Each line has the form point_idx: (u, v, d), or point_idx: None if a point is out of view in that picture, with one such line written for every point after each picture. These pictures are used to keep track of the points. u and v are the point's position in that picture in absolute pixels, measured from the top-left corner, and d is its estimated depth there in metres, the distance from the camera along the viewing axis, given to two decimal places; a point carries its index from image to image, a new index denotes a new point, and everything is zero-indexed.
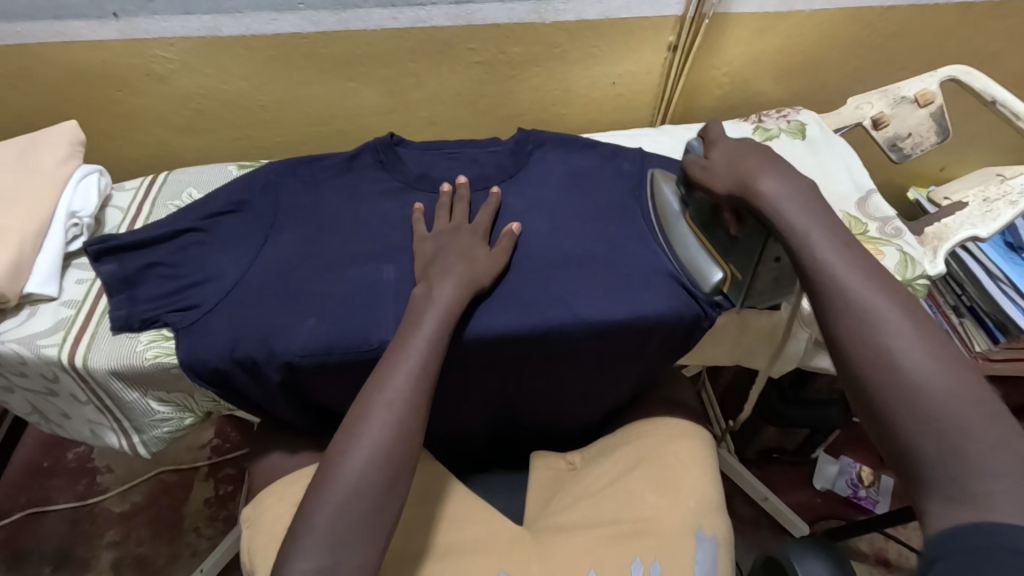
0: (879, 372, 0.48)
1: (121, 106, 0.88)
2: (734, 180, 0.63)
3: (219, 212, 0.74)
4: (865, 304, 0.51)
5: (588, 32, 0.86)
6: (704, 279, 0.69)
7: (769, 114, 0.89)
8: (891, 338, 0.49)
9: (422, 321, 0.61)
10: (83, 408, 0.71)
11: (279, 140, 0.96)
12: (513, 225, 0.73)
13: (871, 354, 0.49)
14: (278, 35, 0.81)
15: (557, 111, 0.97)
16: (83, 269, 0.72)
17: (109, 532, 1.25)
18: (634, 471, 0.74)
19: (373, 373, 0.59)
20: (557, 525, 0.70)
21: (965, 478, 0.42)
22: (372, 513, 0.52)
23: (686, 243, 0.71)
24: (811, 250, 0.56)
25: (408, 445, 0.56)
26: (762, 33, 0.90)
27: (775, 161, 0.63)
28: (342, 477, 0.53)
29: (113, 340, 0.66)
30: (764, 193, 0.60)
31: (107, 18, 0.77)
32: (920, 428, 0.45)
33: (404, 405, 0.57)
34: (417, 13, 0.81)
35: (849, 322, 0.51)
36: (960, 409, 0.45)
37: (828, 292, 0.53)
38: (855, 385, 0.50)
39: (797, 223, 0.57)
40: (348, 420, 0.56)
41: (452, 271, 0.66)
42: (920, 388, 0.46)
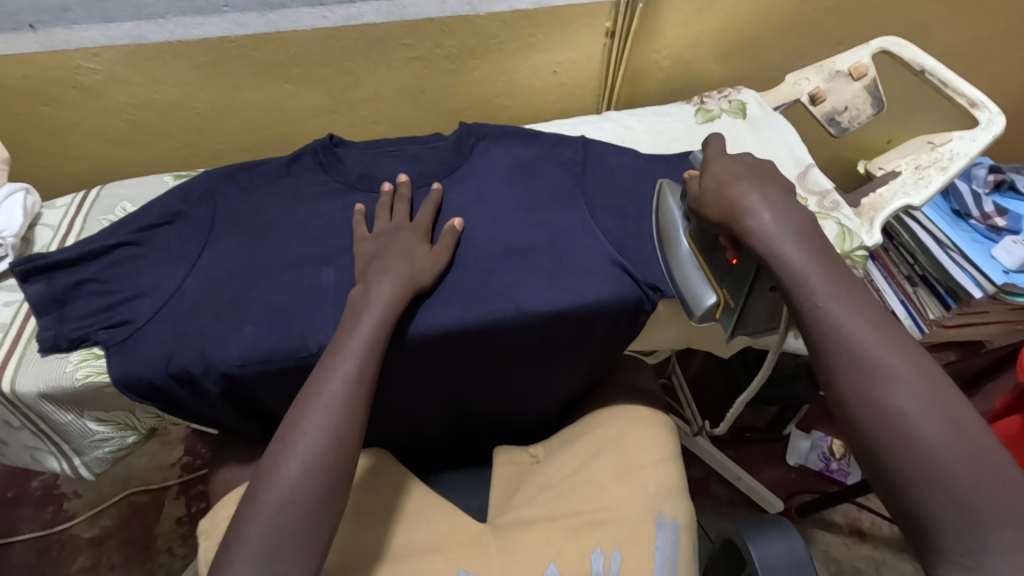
0: (887, 434, 0.44)
1: (51, 122, 0.85)
2: (724, 209, 0.59)
3: (154, 224, 0.73)
4: (869, 355, 0.47)
5: (523, 22, 0.85)
6: (697, 304, 0.63)
7: (712, 95, 0.90)
8: (903, 401, 0.45)
9: (359, 323, 0.61)
10: (19, 434, 0.69)
11: (220, 147, 0.94)
12: (454, 221, 0.72)
13: (876, 410, 0.45)
14: (206, 40, 0.79)
15: (501, 103, 0.97)
16: (10, 291, 0.70)
17: (79, 559, 1.22)
18: (594, 460, 0.73)
19: (309, 380, 0.58)
20: (520, 518, 0.69)
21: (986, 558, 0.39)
22: (311, 521, 0.51)
23: (686, 265, 0.65)
24: (811, 295, 0.51)
25: (346, 450, 0.55)
26: (698, 14, 0.90)
27: (767, 186, 0.59)
28: (277, 485, 0.52)
29: (41, 362, 0.64)
30: (752, 225, 0.56)
31: (24, 30, 0.74)
32: (940, 503, 0.41)
33: (339, 411, 0.55)
34: (348, 10, 0.79)
35: (848, 374, 0.47)
36: (979, 483, 0.41)
37: (827, 339, 0.49)
38: (862, 447, 0.46)
39: (793, 262, 0.53)
40: (284, 427, 0.55)
41: (389, 270, 0.65)
42: (933, 455, 0.42)
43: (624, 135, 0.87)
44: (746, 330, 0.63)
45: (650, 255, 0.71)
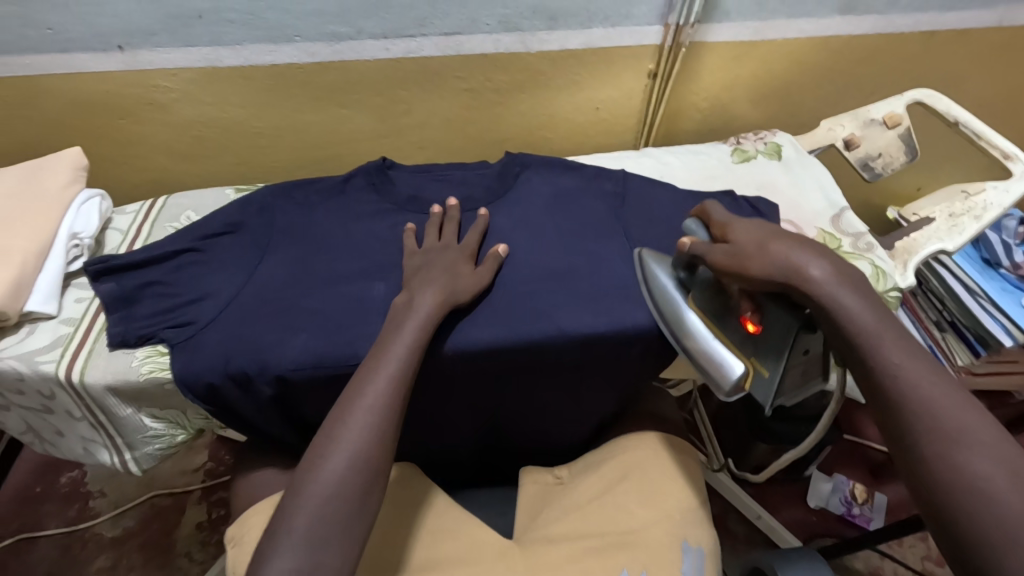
0: (967, 493, 0.44)
1: (122, 134, 0.91)
2: (772, 265, 0.58)
3: (216, 233, 0.77)
4: (938, 410, 0.48)
5: (571, 61, 0.90)
6: (725, 377, 0.62)
7: (748, 136, 0.94)
8: (973, 454, 0.45)
9: (402, 330, 0.64)
10: (78, 425, 0.72)
11: (275, 165, 0.99)
12: (499, 247, 0.75)
13: (955, 472, 0.45)
14: (276, 65, 0.85)
15: (542, 135, 1.01)
16: (82, 288, 0.75)
17: (100, 558, 1.24)
18: (621, 483, 0.74)
19: (353, 381, 0.60)
20: (546, 536, 0.69)
21: None
22: (350, 514, 0.54)
23: (699, 334, 0.64)
24: (885, 360, 0.52)
25: (386, 449, 0.57)
26: (737, 59, 0.95)
27: (806, 243, 0.60)
28: (321, 477, 0.54)
29: (110, 356, 0.68)
30: (812, 277, 0.56)
31: (112, 51, 0.80)
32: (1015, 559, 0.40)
33: (379, 410, 0.58)
34: (408, 44, 0.85)
35: (926, 438, 0.47)
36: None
37: (902, 404, 0.50)
38: (928, 500, 0.46)
39: (865, 326, 0.54)
40: (328, 424, 0.58)
41: (433, 283, 0.68)
42: (1014, 516, 0.42)
43: (662, 170, 0.91)
44: (783, 395, 0.60)
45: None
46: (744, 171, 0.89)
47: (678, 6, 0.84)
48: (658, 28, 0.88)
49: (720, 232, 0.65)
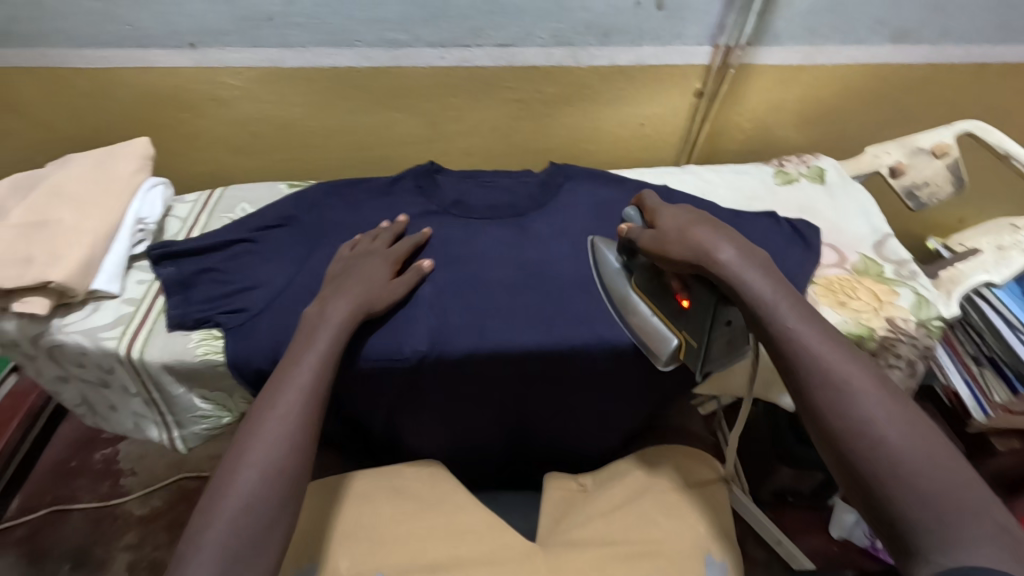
0: (859, 438, 0.48)
1: (185, 127, 0.95)
2: (689, 249, 0.60)
3: (270, 225, 0.80)
4: (843, 382, 0.50)
5: (619, 76, 0.92)
6: (660, 347, 0.64)
7: (791, 159, 0.95)
8: (862, 402, 0.49)
9: (315, 339, 0.63)
10: (131, 401, 0.76)
11: (325, 163, 1.03)
12: (424, 261, 0.73)
13: (850, 421, 0.48)
14: (335, 68, 0.88)
15: (585, 147, 1.03)
16: (143, 271, 0.78)
17: (127, 535, 1.22)
18: (646, 496, 0.72)
19: (260, 400, 0.58)
20: (570, 539, 0.69)
21: (946, 539, 0.42)
22: (268, 522, 0.51)
23: (637, 309, 0.66)
24: (779, 322, 0.54)
25: (304, 454, 0.56)
26: (784, 82, 0.96)
27: (722, 229, 0.62)
28: (232, 495, 0.51)
29: (168, 337, 0.71)
30: (721, 262, 0.58)
31: (185, 48, 0.84)
32: (905, 496, 0.44)
33: (296, 419, 0.56)
34: (463, 53, 0.88)
35: (823, 392, 0.50)
36: (950, 489, 0.44)
37: (801, 364, 0.52)
38: (830, 447, 0.49)
39: (761, 293, 0.55)
40: (234, 447, 0.55)
41: (347, 291, 0.68)
42: (901, 456, 0.46)
43: (704, 188, 0.92)
44: (712, 365, 0.62)
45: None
46: (787, 192, 0.90)
47: (728, 27, 0.87)
48: (707, 48, 0.89)
49: (649, 216, 0.67)
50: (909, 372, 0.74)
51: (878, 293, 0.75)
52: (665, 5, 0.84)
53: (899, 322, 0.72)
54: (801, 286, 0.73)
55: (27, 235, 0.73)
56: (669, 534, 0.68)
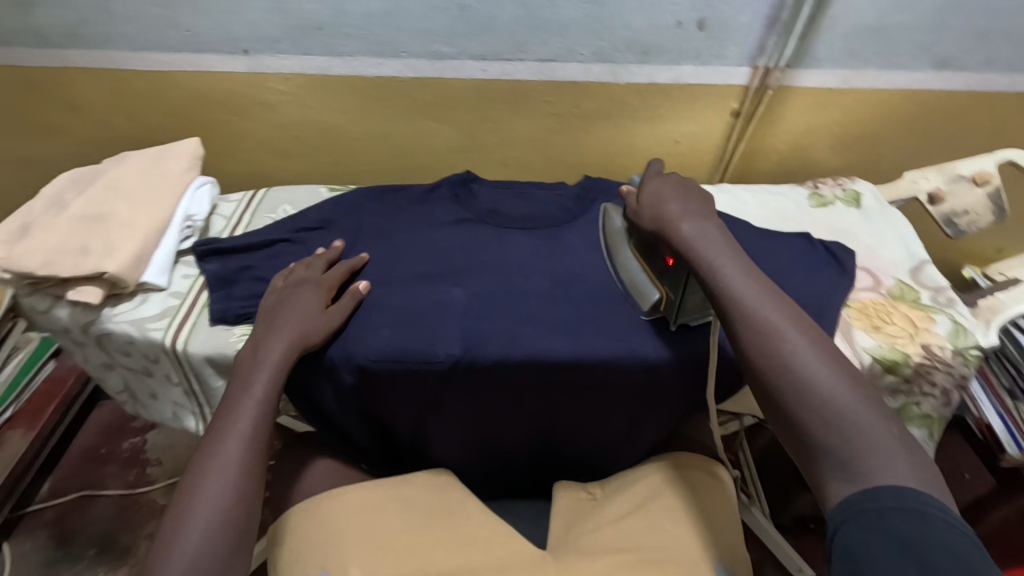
0: (778, 374, 0.52)
1: (233, 129, 0.99)
2: (654, 218, 0.66)
3: (310, 227, 0.82)
4: (769, 323, 0.54)
5: (656, 94, 0.93)
6: (643, 299, 0.70)
7: (826, 181, 0.95)
8: (784, 340, 0.53)
9: (251, 385, 0.62)
10: (172, 390, 0.79)
11: (364, 169, 1.05)
12: (358, 284, 0.73)
13: (771, 359, 0.52)
14: (380, 77, 0.91)
15: (619, 162, 1.04)
16: (189, 266, 0.81)
17: (151, 523, 1.24)
18: (652, 501, 0.68)
19: (197, 460, 0.57)
20: (581, 550, 0.64)
21: (851, 459, 0.46)
22: (220, 570, 0.52)
23: (627, 259, 0.72)
24: (716, 276, 0.58)
25: (249, 506, 0.56)
26: (821, 105, 0.96)
27: (679, 196, 0.67)
28: (176, 557, 0.51)
29: (210, 330, 0.74)
30: (679, 229, 0.63)
31: (238, 54, 0.88)
32: (817, 420, 0.49)
33: (239, 472, 0.56)
34: (504, 67, 0.90)
35: (749, 335, 0.54)
36: (861, 413, 0.48)
37: (732, 313, 0.56)
38: (758, 385, 0.53)
39: (704, 253, 0.60)
40: (173, 510, 0.54)
41: (281, 331, 0.67)
42: (815, 387, 0.50)
43: (738, 207, 0.92)
44: (685, 316, 0.70)
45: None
46: (822, 215, 0.90)
47: (768, 49, 0.87)
48: (746, 69, 0.90)
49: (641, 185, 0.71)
50: (943, 401, 0.74)
51: (914, 319, 0.74)
52: (706, 26, 0.85)
53: (934, 350, 0.71)
54: (838, 308, 0.73)
55: (83, 228, 0.77)
56: (680, 547, 0.64)
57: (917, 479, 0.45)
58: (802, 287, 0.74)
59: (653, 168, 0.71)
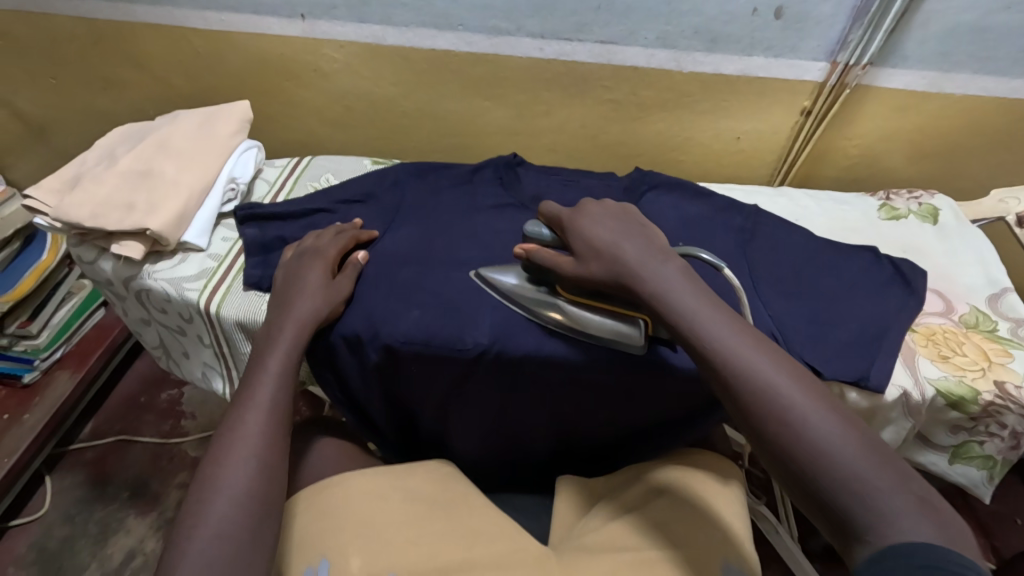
0: (780, 432, 0.44)
1: (285, 96, 0.99)
2: (605, 265, 0.59)
3: (350, 200, 0.81)
4: (761, 378, 0.47)
5: (722, 85, 0.88)
6: (631, 338, 0.62)
7: (899, 193, 0.87)
8: (781, 394, 0.46)
9: (266, 361, 0.61)
10: (204, 350, 0.80)
11: (410, 145, 1.04)
12: (359, 254, 0.73)
13: (773, 419, 0.45)
14: (434, 50, 0.88)
15: (674, 156, 0.99)
16: (229, 229, 0.82)
17: (181, 474, 1.27)
18: (658, 497, 0.63)
19: (217, 435, 0.55)
20: (584, 546, 0.60)
21: (878, 525, 0.39)
22: (250, 536, 0.49)
23: (588, 321, 0.64)
24: (697, 327, 0.51)
25: (273, 473, 0.54)
26: (901, 110, 0.88)
27: (633, 235, 0.60)
28: (201, 526, 0.48)
29: (243, 295, 0.74)
30: (639, 275, 0.56)
31: (295, 18, 0.87)
32: (833, 482, 0.41)
33: (258, 438, 0.55)
34: (562, 47, 0.86)
35: (742, 393, 0.47)
36: (874, 464, 0.41)
37: (720, 367, 0.49)
38: (764, 449, 0.46)
39: (681, 302, 0.53)
40: (196, 483, 0.52)
41: (291, 310, 0.65)
42: (825, 445, 0.42)
43: (797, 213, 0.86)
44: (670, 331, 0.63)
45: (839, 346, 0.66)
46: (892, 228, 0.83)
47: (851, 44, 0.80)
48: (823, 64, 0.83)
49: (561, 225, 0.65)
50: (1010, 443, 0.67)
51: (987, 352, 0.68)
52: (785, 14, 0.78)
53: (1008, 389, 0.64)
54: (900, 333, 0.67)
55: (132, 182, 0.78)
56: (694, 539, 0.58)
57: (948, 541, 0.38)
58: (859, 309, 0.69)
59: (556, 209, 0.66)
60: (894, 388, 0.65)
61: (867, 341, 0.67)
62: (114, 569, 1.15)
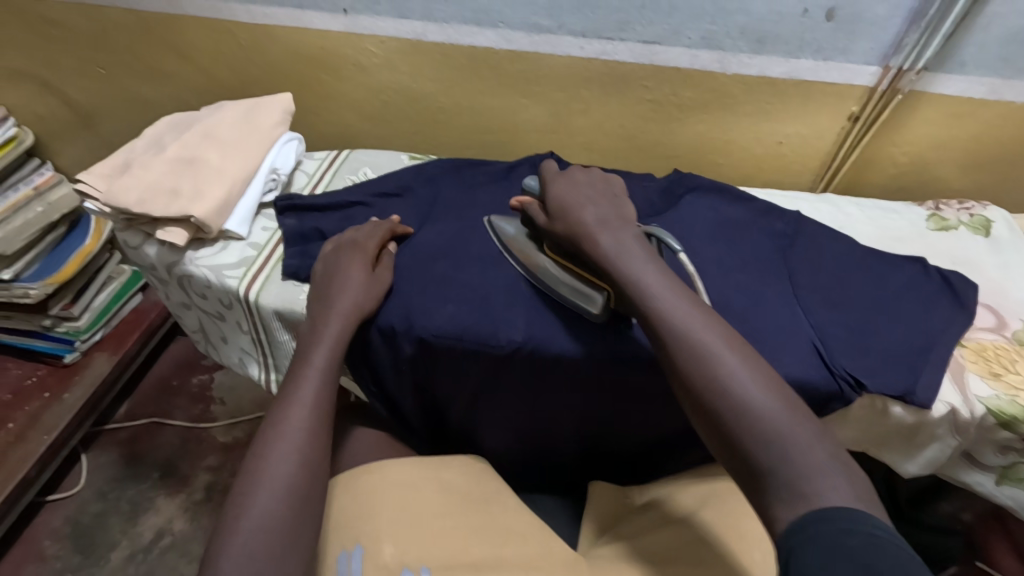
0: (715, 392, 0.48)
1: (324, 89, 1.00)
2: (570, 225, 0.63)
3: (386, 193, 0.82)
4: (698, 341, 0.51)
5: (767, 87, 0.86)
6: (590, 303, 0.64)
7: (949, 204, 0.85)
8: (716, 356, 0.50)
9: (313, 353, 0.62)
10: (241, 336, 0.82)
11: (445, 141, 1.04)
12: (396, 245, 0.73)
13: (707, 380, 0.49)
14: (474, 47, 0.88)
15: (713, 158, 0.98)
16: (269, 219, 0.83)
17: (209, 457, 1.30)
18: (695, 515, 0.62)
19: (264, 425, 0.57)
20: (611, 553, 0.60)
21: (797, 480, 0.43)
22: (292, 528, 0.50)
23: (559, 281, 0.66)
24: (643, 289, 0.55)
25: (315, 467, 0.55)
26: (955, 118, 0.85)
27: (604, 205, 0.64)
28: (248, 517, 0.49)
29: (282, 285, 0.75)
30: (600, 241, 0.60)
31: (338, 13, 0.88)
32: (755, 437, 0.46)
33: (303, 434, 0.56)
34: (604, 46, 0.85)
35: (681, 355, 0.51)
36: (794, 423, 0.46)
37: (662, 330, 0.53)
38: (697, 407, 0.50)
39: (631, 269, 0.57)
40: (243, 471, 0.53)
41: (337, 302, 0.66)
42: (750, 404, 0.47)
43: (841, 221, 0.83)
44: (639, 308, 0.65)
45: (882, 359, 0.64)
46: (940, 239, 0.80)
47: (905, 48, 0.78)
48: (874, 69, 0.81)
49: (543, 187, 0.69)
50: None
51: None
52: (836, 16, 0.76)
53: None
54: (948, 348, 0.65)
55: (177, 169, 0.80)
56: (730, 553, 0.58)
57: (858, 496, 0.42)
58: (904, 320, 0.67)
59: (547, 170, 0.70)
60: (942, 405, 0.63)
61: (912, 354, 0.64)
62: (144, 546, 1.18)
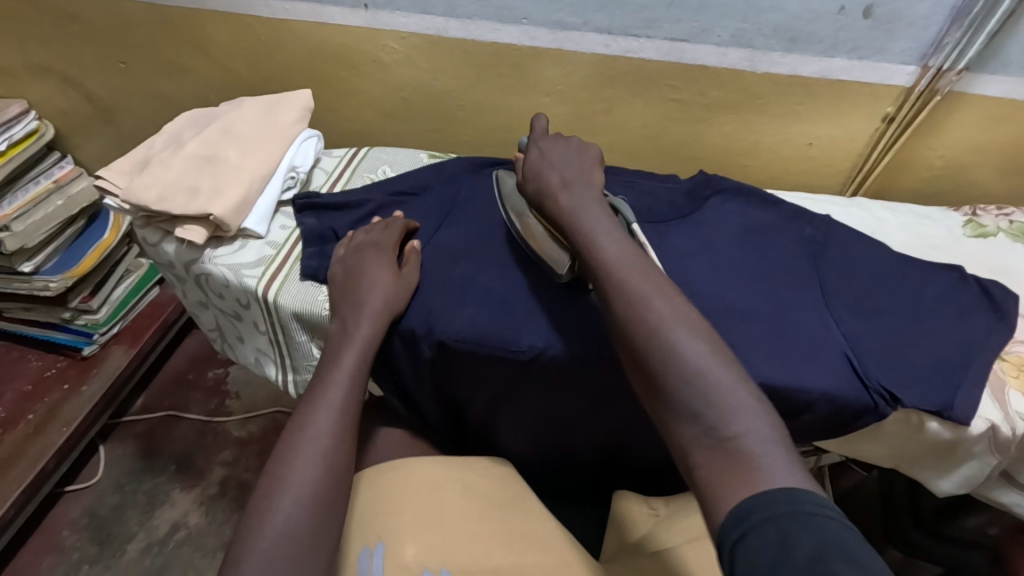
0: (647, 340, 0.51)
1: (343, 85, 0.99)
2: (540, 184, 0.68)
3: (405, 193, 0.81)
4: (637, 292, 0.54)
5: (798, 87, 0.83)
6: (557, 262, 0.65)
7: (987, 210, 0.82)
8: (654, 307, 0.53)
9: (341, 357, 0.62)
10: (259, 336, 0.81)
11: (465, 139, 1.02)
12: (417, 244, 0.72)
13: (641, 329, 0.52)
14: (496, 44, 0.87)
15: (740, 160, 0.95)
16: (287, 218, 0.82)
17: (224, 452, 1.31)
18: None
19: (290, 428, 0.56)
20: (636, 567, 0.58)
21: (719, 424, 0.45)
22: (314, 535, 0.49)
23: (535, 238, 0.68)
24: (593, 247, 0.60)
25: (340, 472, 0.54)
26: (996, 121, 0.82)
27: (576, 172, 0.69)
28: (271, 522, 0.49)
29: (300, 285, 0.74)
30: (562, 202, 0.65)
31: (359, 8, 0.87)
32: (681, 380, 0.48)
33: (330, 438, 0.55)
34: (629, 44, 0.83)
35: (620, 305, 0.54)
36: (724, 376, 0.48)
37: (606, 283, 0.56)
38: (631, 354, 0.53)
39: (585, 228, 0.61)
40: (267, 474, 0.53)
41: (366, 304, 0.65)
42: (678, 349, 0.50)
43: (873, 226, 0.81)
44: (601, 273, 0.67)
45: (919, 371, 0.61)
46: (978, 246, 0.77)
47: (945, 47, 0.74)
48: (912, 69, 0.78)
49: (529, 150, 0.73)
50: None
51: None
52: (874, 14, 0.73)
53: None
54: (987, 362, 0.62)
55: (196, 166, 0.80)
56: None
57: (776, 440, 0.44)
58: (940, 331, 0.65)
59: (538, 132, 0.74)
60: (981, 422, 0.61)
61: (950, 367, 0.62)
62: (159, 539, 1.18)
